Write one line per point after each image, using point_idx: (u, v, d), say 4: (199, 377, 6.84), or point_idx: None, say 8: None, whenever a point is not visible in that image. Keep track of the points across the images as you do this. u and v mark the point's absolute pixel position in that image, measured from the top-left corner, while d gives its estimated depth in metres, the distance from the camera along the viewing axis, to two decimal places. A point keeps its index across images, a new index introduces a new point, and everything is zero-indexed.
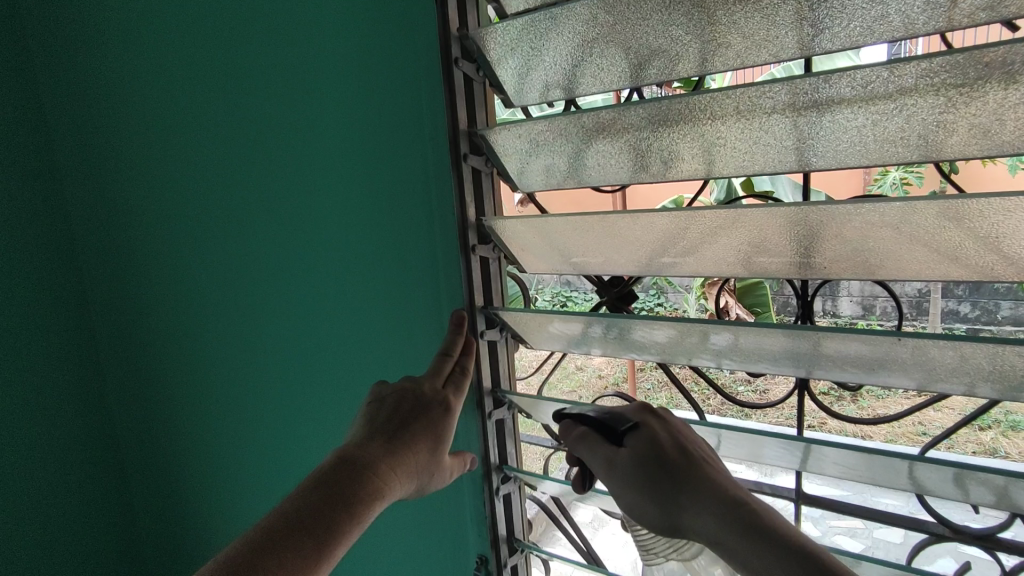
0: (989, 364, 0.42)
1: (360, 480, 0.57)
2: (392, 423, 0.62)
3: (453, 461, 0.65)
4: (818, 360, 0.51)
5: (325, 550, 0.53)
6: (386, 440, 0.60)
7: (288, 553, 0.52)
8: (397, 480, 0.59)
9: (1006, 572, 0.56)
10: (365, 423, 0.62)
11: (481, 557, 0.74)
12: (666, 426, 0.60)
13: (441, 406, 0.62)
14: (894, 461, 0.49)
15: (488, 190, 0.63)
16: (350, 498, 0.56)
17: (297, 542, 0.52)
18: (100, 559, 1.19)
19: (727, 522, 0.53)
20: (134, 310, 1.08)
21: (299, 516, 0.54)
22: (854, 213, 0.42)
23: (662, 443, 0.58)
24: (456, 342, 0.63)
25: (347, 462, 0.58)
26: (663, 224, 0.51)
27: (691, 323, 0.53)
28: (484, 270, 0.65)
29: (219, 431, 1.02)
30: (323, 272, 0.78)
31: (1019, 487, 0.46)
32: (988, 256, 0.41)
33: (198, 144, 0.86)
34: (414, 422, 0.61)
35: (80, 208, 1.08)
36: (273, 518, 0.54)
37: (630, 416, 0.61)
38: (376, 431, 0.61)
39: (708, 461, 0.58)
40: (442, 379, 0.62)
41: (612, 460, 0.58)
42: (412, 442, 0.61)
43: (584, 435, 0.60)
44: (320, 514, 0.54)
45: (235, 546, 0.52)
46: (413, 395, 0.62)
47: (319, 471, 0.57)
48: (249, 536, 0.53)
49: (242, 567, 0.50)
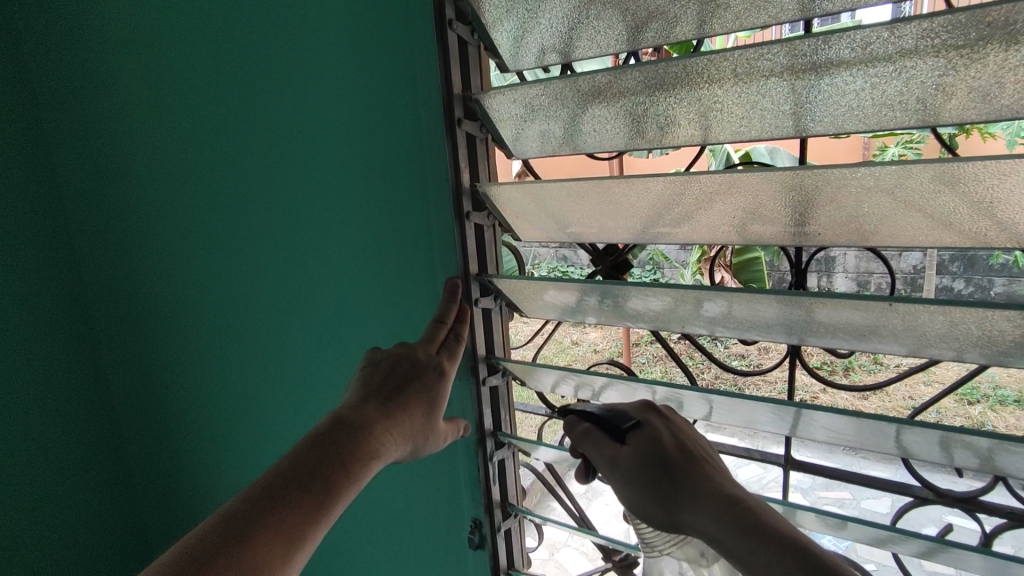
0: (979, 330, 0.43)
1: (355, 440, 0.58)
2: (387, 387, 0.62)
3: (447, 426, 0.65)
4: (810, 327, 0.51)
5: (325, 507, 0.54)
6: (381, 403, 0.61)
7: (287, 509, 0.52)
8: (393, 441, 0.60)
9: (986, 534, 0.58)
10: (359, 386, 0.62)
11: (475, 520, 0.76)
12: (668, 425, 0.61)
13: (437, 370, 0.62)
14: (882, 425, 0.49)
15: (483, 156, 0.63)
16: (347, 458, 0.56)
17: (296, 499, 0.53)
18: (102, 523, 1.21)
19: (725, 520, 0.54)
20: (129, 280, 1.08)
21: (297, 474, 0.54)
22: (850, 177, 0.42)
23: (664, 441, 0.59)
24: (451, 309, 0.63)
25: (343, 423, 0.59)
26: (658, 190, 0.50)
27: (685, 290, 0.53)
28: (479, 237, 0.65)
29: (217, 402, 1.03)
30: (318, 241, 0.77)
31: (1003, 451, 0.46)
32: (981, 221, 0.40)
33: (189, 111, 0.85)
34: (408, 385, 0.62)
35: (71, 176, 1.07)
36: (271, 476, 0.54)
37: (633, 414, 0.62)
38: (371, 394, 0.62)
39: (707, 460, 0.60)
40: (437, 345, 0.63)
41: (615, 457, 0.60)
42: (406, 406, 0.62)
43: (587, 432, 0.62)
44: (319, 473, 0.55)
45: (233, 501, 0.52)
46: (409, 359, 0.63)
47: (315, 433, 0.58)
48: (247, 492, 0.52)
49: (242, 522, 0.50)
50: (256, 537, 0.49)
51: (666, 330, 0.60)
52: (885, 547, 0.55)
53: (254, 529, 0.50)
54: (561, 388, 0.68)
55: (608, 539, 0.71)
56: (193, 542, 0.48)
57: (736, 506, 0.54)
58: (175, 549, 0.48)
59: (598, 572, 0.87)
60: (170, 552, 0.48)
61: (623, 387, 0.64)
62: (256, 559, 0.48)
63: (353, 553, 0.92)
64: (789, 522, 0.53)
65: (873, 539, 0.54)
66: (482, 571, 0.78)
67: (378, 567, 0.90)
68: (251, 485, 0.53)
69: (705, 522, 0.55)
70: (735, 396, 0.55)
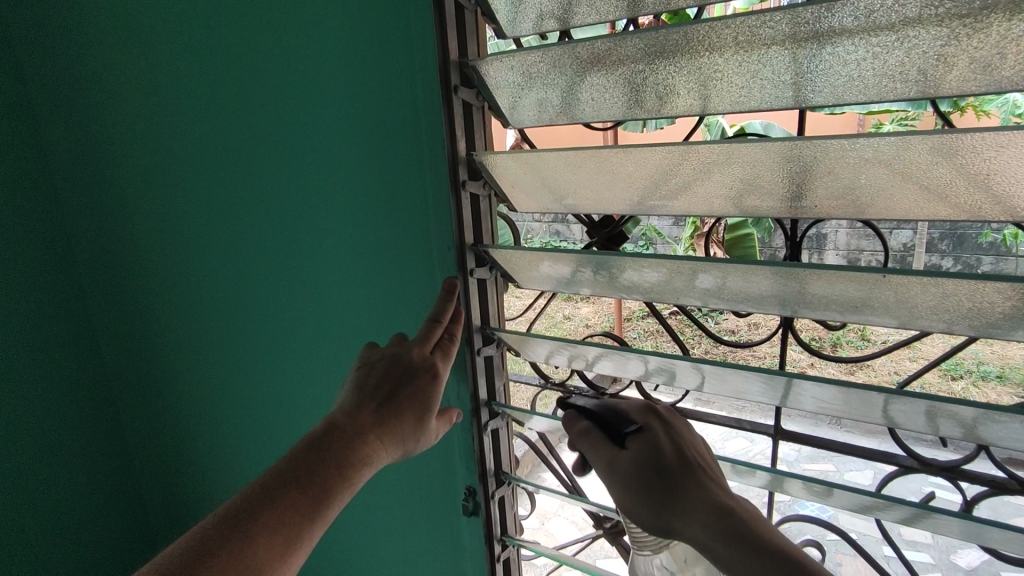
0: (970, 302, 0.43)
1: (350, 447, 0.58)
2: (382, 390, 0.63)
3: (438, 421, 0.66)
4: (803, 299, 0.52)
5: (321, 510, 0.55)
6: (374, 410, 0.62)
7: (285, 511, 0.53)
8: (385, 448, 0.61)
9: (968, 501, 0.58)
10: (354, 389, 0.63)
11: (470, 488, 0.77)
12: (668, 430, 0.63)
13: (430, 375, 0.63)
14: (870, 395, 0.50)
15: (479, 124, 0.62)
16: (345, 461, 0.58)
17: (294, 499, 0.54)
18: (101, 494, 1.22)
19: (717, 532, 0.56)
20: (121, 254, 1.07)
21: (296, 474, 0.55)
22: (850, 148, 0.42)
23: (663, 448, 0.61)
24: (447, 309, 0.64)
25: (338, 429, 0.59)
26: (656, 160, 0.50)
27: (679, 261, 0.53)
28: (474, 207, 0.65)
29: (210, 373, 1.03)
30: (312, 209, 0.76)
31: (987, 421, 0.48)
32: (976, 194, 0.41)
33: (179, 82, 0.83)
34: (401, 390, 0.63)
35: (58, 146, 1.04)
36: (270, 476, 0.55)
37: (634, 417, 0.64)
38: (367, 397, 0.62)
39: (701, 465, 0.61)
40: (431, 346, 0.63)
41: (613, 461, 0.61)
42: (398, 411, 0.62)
43: (585, 431, 0.63)
44: (315, 476, 0.56)
45: (233, 501, 0.53)
46: (402, 361, 0.63)
47: (312, 435, 0.59)
48: (246, 491, 0.53)
49: (241, 521, 0.51)
50: (255, 536, 0.50)
51: (660, 302, 0.60)
52: (869, 513, 0.56)
53: (254, 529, 0.51)
54: (554, 359, 0.69)
55: (599, 506, 0.72)
56: (193, 540, 0.49)
57: (727, 515, 0.57)
58: (174, 546, 0.49)
59: (589, 538, 0.89)
60: (169, 549, 0.49)
61: (616, 356, 0.63)
62: (255, 558, 0.49)
63: (349, 524, 0.94)
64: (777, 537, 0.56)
65: (859, 506, 0.56)
66: (477, 537, 0.80)
67: (375, 537, 0.92)
68: (250, 484, 0.55)
69: (696, 531, 0.58)
70: (726, 365, 0.56)
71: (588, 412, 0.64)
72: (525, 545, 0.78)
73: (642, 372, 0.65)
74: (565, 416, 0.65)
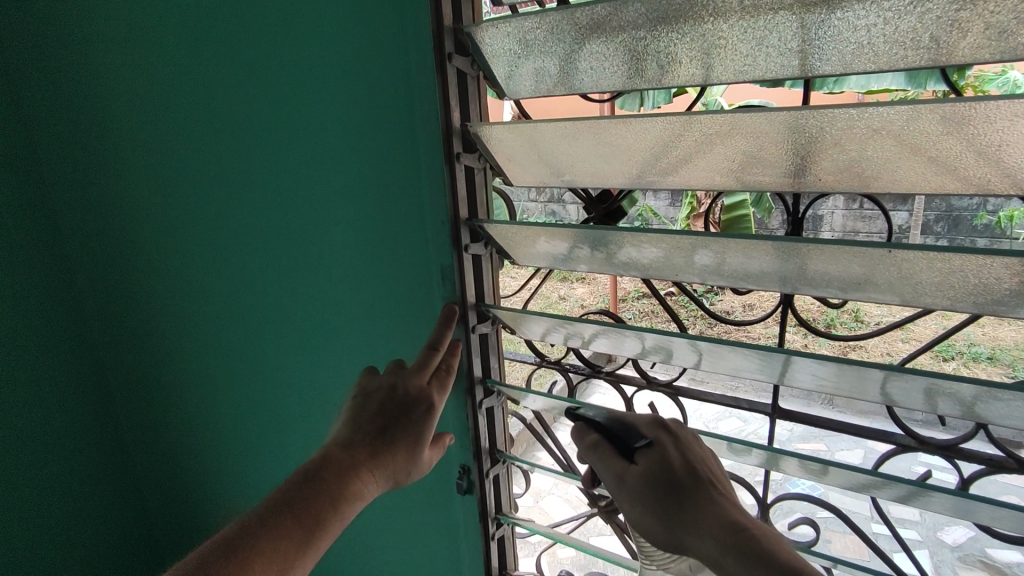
0: (975, 278, 0.42)
1: (344, 479, 0.60)
2: (376, 423, 0.64)
3: (434, 448, 0.68)
4: (804, 277, 0.51)
5: (313, 540, 0.57)
6: (369, 442, 0.63)
7: (278, 539, 0.55)
8: (377, 481, 0.63)
9: (965, 480, 0.58)
10: (351, 419, 0.65)
11: (464, 466, 0.77)
12: (679, 445, 0.62)
13: (425, 407, 0.64)
14: (869, 373, 0.50)
15: (473, 95, 0.60)
16: (336, 493, 0.59)
17: (288, 529, 0.56)
18: (98, 472, 1.21)
19: (728, 549, 0.56)
20: (111, 231, 1.05)
21: (289, 506, 0.57)
22: (857, 119, 0.40)
23: (674, 463, 0.61)
24: (443, 338, 0.65)
25: (333, 461, 0.61)
26: (656, 132, 0.48)
27: (678, 237, 0.52)
28: (469, 181, 0.63)
29: (205, 349, 1.02)
30: (304, 183, 0.74)
31: (985, 400, 0.47)
32: (985, 167, 0.40)
33: (167, 51, 0.80)
34: (396, 423, 0.64)
35: (41, 119, 1.01)
36: (266, 505, 0.57)
37: (645, 431, 0.63)
38: (360, 430, 0.64)
39: (714, 483, 0.61)
40: (427, 375, 0.64)
41: (624, 474, 0.62)
42: (392, 444, 0.64)
43: (596, 444, 0.64)
44: (309, 508, 0.58)
45: (229, 528, 0.55)
46: (399, 391, 0.65)
47: (307, 466, 0.61)
48: (242, 520, 0.56)
49: (236, 547, 0.53)
50: (248, 562, 0.52)
51: (659, 279, 0.59)
52: (865, 490, 0.56)
53: (248, 555, 0.53)
54: (550, 336, 0.68)
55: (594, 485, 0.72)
56: (190, 564, 0.51)
57: (737, 533, 0.56)
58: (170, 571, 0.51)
59: (584, 515, 0.89)
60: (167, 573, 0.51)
61: (613, 335, 0.62)
62: None
63: None
64: (786, 552, 0.55)
65: (855, 483, 0.55)
66: (471, 516, 0.80)
67: (369, 516, 0.92)
68: (246, 513, 0.57)
69: (706, 547, 0.57)
70: (725, 342, 0.55)
71: (596, 425, 0.64)
72: (520, 523, 0.78)
73: (638, 350, 0.64)
74: (576, 427, 0.66)
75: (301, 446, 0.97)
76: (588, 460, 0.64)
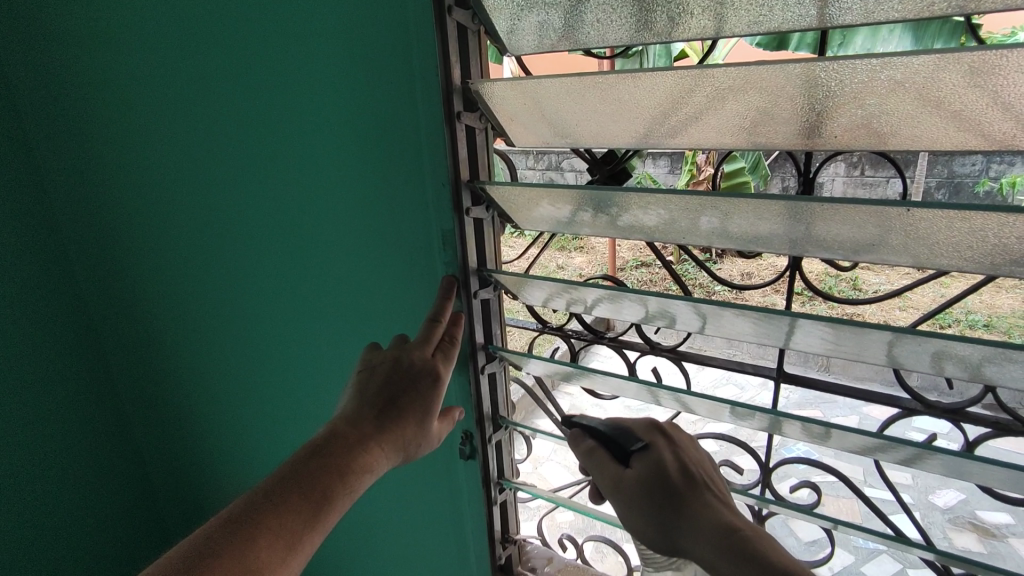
0: (993, 237, 0.41)
1: (351, 453, 0.60)
2: (381, 396, 0.64)
3: (442, 422, 0.68)
4: (813, 239, 0.50)
5: (322, 515, 0.56)
6: (375, 415, 0.63)
7: (288, 513, 0.54)
8: (385, 454, 0.62)
9: (971, 443, 0.58)
10: (356, 396, 0.65)
11: (466, 433, 0.77)
12: (674, 450, 0.64)
13: (430, 377, 0.64)
14: (879, 337, 0.49)
15: (474, 51, 0.58)
16: (344, 469, 0.59)
17: (297, 504, 0.55)
18: (98, 439, 1.22)
19: (723, 549, 0.56)
20: (101, 197, 1.02)
21: (296, 481, 0.57)
22: (879, 70, 0.38)
23: (669, 466, 0.62)
24: (445, 309, 0.66)
25: (339, 436, 0.61)
26: (667, 87, 0.46)
27: (686, 199, 0.50)
28: (470, 141, 0.61)
29: (201, 316, 1.01)
30: (300, 144, 0.72)
31: (994, 364, 0.47)
32: (1008, 122, 0.38)
33: (152, 7, 0.76)
34: (402, 395, 0.64)
35: (23, 80, 0.97)
36: (272, 481, 0.57)
37: (640, 435, 0.65)
38: (366, 405, 0.64)
39: (709, 485, 0.62)
40: (432, 347, 0.64)
41: (619, 479, 0.62)
42: (398, 415, 0.64)
43: (591, 450, 0.64)
44: (317, 482, 0.57)
45: (237, 503, 0.54)
46: (402, 364, 0.64)
47: (314, 442, 0.60)
48: (249, 496, 0.55)
49: (244, 524, 0.52)
50: (257, 537, 0.52)
51: (663, 242, 0.58)
52: (870, 453, 0.56)
53: (256, 529, 0.52)
54: (553, 302, 0.67)
55: None
56: (197, 540, 0.50)
57: (732, 533, 0.57)
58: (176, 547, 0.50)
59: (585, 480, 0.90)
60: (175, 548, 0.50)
61: (616, 301, 0.62)
62: (257, 560, 0.51)
63: None
64: (782, 551, 0.54)
65: (860, 446, 0.55)
66: (474, 482, 0.80)
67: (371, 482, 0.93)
68: (253, 489, 0.56)
69: (700, 548, 0.58)
70: (732, 306, 0.54)
71: (594, 431, 0.65)
72: (522, 488, 0.78)
73: (642, 315, 0.63)
74: (573, 434, 0.67)
75: (302, 414, 0.97)
76: (586, 467, 0.65)
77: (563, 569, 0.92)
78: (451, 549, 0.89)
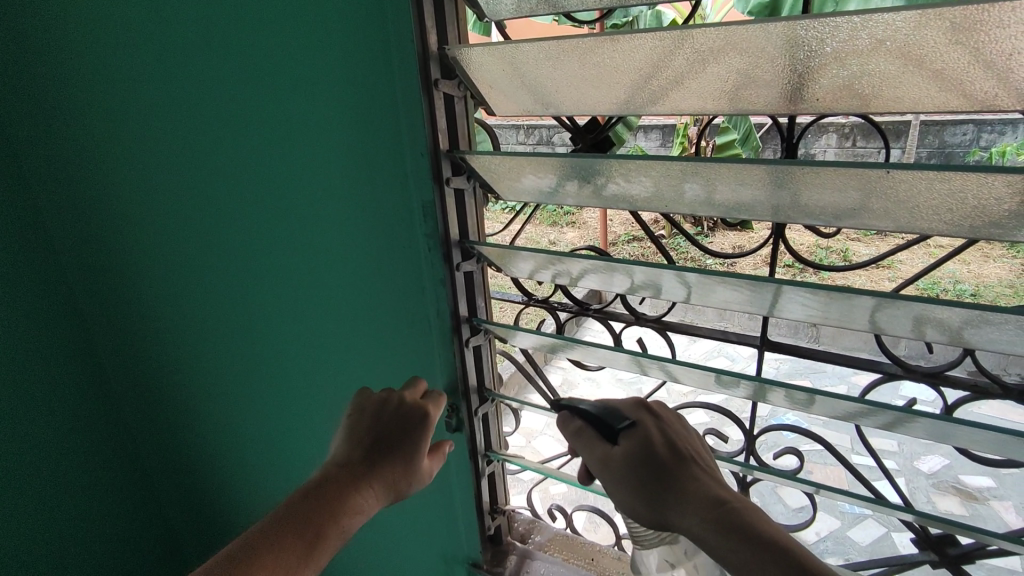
0: (973, 199, 0.41)
1: (344, 492, 0.60)
2: (372, 435, 0.65)
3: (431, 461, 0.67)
4: (797, 205, 0.49)
5: (313, 558, 0.56)
6: (366, 454, 0.64)
7: (278, 554, 0.54)
8: (376, 494, 0.62)
9: (949, 405, 0.58)
10: (348, 437, 0.65)
11: (452, 407, 0.77)
12: (660, 425, 0.64)
13: (420, 415, 0.66)
14: (861, 302, 0.49)
15: (452, 14, 0.56)
16: (335, 507, 0.59)
17: (290, 545, 0.55)
18: None
19: (711, 521, 0.56)
20: None
21: (290, 521, 0.57)
22: (861, 27, 0.37)
23: (656, 442, 0.63)
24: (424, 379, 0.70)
25: (333, 478, 0.61)
26: (648, 50, 0.45)
27: (668, 166, 0.50)
28: (449, 110, 0.60)
29: None
30: None
31: (973, 328, 0.47)
32: (990, 82, 0.38)
33: None
34: (392, 435, 0.65)
35: None
36: (266, 524, 0.57)
37: (627, 413, 0.65)
38: (358, 445, 0.64)
39: (696, 459, 0.62)
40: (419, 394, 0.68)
41: (608, 457, 0.63)
42: (388, 453, 0.64)
43: (580, 430, 0.65)
44: (310, 524, 0.57)
45: (232, 545, 0.54)
46: (392, 407, 0.66)
47: (307, 485, 0.61)
48: (243, 538, 0.55)
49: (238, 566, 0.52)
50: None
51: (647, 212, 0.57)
52: (851, 418, 0.56)
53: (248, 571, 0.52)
54: (538, 274, 0.66)
55: None
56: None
57: (719, 505, 0.57)
58: None
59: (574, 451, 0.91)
60: None
61: (601, 272, 0.61)
62: None
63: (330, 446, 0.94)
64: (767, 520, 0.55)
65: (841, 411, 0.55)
66: (461, 455, 0.81)
67: None
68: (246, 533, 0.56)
69: (689, 521, 0.57)
70: (716, 274, 0.53)
71: (582, 412, 0.66)
72: (509, 459, 0.79)
73: (628, 286, 0.63)
74: (562, 415, 0.67)
75: None
76: (574, 447, 0.66)
77: (553, 539, 0.93)
78: (440, 522, 0.90)
